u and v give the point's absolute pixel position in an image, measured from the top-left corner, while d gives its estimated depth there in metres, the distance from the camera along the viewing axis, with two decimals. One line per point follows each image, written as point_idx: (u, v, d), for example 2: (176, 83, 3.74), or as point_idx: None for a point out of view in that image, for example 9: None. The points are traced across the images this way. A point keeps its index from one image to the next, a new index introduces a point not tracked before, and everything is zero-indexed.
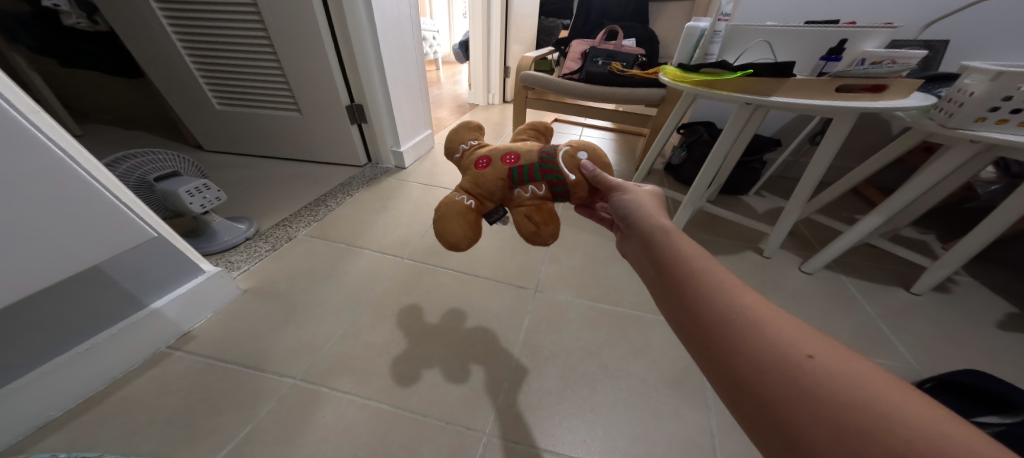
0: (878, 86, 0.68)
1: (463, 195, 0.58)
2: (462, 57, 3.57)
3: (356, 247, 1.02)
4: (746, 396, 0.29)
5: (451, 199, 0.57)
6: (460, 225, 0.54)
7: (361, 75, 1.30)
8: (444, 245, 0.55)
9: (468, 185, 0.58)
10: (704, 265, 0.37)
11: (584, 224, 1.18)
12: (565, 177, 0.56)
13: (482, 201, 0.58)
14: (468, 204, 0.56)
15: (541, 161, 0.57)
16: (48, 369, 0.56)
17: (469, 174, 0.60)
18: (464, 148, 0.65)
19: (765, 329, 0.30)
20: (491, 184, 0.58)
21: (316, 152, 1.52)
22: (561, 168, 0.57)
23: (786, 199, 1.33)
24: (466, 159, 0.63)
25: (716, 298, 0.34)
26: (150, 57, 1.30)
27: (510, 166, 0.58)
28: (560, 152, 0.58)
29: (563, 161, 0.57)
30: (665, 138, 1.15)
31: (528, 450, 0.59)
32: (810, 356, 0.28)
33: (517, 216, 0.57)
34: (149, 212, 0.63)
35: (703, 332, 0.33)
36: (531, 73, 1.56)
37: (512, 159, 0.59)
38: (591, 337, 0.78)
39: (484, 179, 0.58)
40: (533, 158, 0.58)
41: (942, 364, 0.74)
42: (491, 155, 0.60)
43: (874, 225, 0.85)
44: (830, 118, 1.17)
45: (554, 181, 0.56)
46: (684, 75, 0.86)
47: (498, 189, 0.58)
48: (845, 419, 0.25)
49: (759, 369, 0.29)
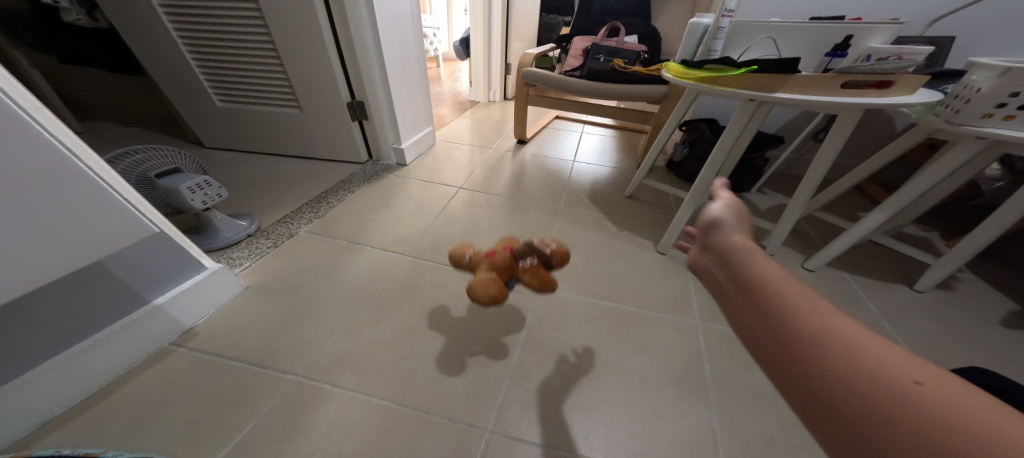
0: (884, 82, 0.67)
1: (484, 272, 0.62)
2: (462, 53, 3.55)
3: (357, 243, 1.02)
4: (836, 418, 0.28)
5: (479, 277, 0.60)
6: (491, 288, 0.58)
7: (362, 71, 1.29)
8: (478, 303, 0.57)
9: (485, 266, 0.63)
10: (787, 288, 0.35)
11: (585, 221, 1.18)
12: (554, 249, 0.68)
13: (497, 273, 0.63)
14: (490, 276, 0.61)
15: (535, 245, 0.68)
16: (51, 365, 0.56)
17: (483, 262, 0.65)
18: (466, 256, 0.69)
19: (867, 352, 0.29)
20: (503, 262, 0.65)
21: (317, 149, 1.52)
22: (548, 245, 0.68)
23: (788, 197, 1.33)
24: (472, 264, 0.68)
25: (802, 323, 0.32)
26: (150, 54, 1.29)
27: (511, 253, 0.67)
28: (543, 243, 0.69)
29: (548, 242, 0.69)
30: (667, 135, 1.15)
31: (530, 447, 0.59)
32: (915, 381, 0.27)
33: (528, 278, 0.64)
34: (151, 208, 0.63)
35: (782, 348, 0.32)
36: (533, 70, 1.55)
37: (510, 249, 0.68)
38: (592, 334, 0.78)
39: (496, 261, 0.64)
40: (528, 246, 0.68)
41: (945, 361, 0.73)
42: (494, 249, 0.68)
43: (878, 222, 0.84)
44: (835, 115, 1.16)
45: (546, 250, 0.67)
46: (686, 71, 0.85)
47: (507, 262, 0.65)
48: (954, 446, 0.23)
49: (851, 396, 0.27)
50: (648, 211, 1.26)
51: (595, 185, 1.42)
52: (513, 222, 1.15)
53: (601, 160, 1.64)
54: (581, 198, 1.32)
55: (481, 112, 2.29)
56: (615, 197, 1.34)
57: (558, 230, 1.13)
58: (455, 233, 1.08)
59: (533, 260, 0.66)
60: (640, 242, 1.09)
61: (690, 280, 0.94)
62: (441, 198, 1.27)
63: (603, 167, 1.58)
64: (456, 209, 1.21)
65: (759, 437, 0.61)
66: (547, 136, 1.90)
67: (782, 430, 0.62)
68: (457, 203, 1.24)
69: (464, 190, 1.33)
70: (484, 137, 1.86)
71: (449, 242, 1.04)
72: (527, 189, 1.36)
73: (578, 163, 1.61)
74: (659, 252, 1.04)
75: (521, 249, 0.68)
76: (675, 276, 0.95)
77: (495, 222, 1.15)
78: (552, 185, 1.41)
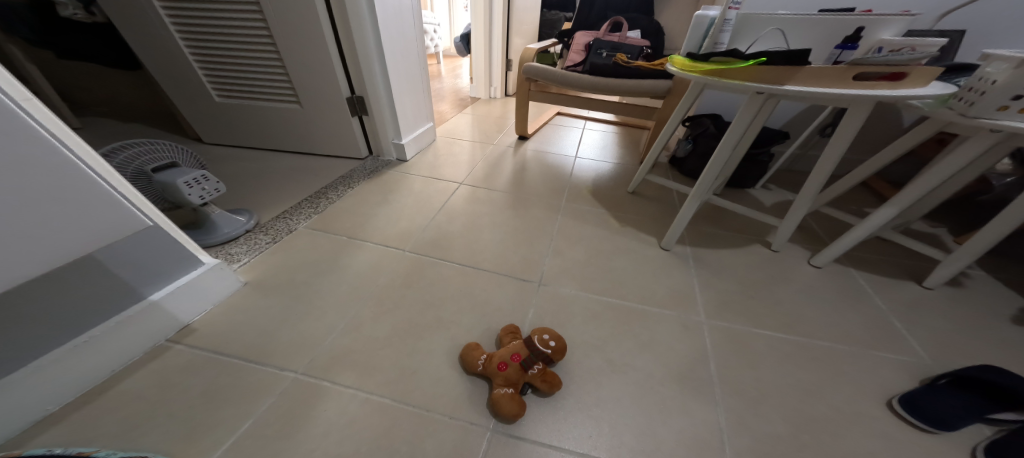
0: (897, 74, 0.66)
1: (503, 389, 0.62)
2: (462, 48, 3.52)
3: (358, 239, 1.01)
4: None
5: (496, 394, 0.61)
6: (517, 411, 0.59)
7: (362, 66, 1.27)
8: (505, 426, 0.59)
9: (500, 380, 0.62)
10: None
11: (588, 217, 1.17)
12: (556, 348, 0.67)
13: (514, 385, 0.62)
14: (510, 393, 0.61)
15: (540, 339, 0.68)
16: (46, 361, 0.55)
17: (499, 377, 0.63)
18: (477, 361, 0.65)
19: None
20: (520, 379, 0.63)
21: (317, 145, 1.50)
22: (551, 341, 0.68)
23: (793, 193, 1.31)
24: (487, 366, 0.64)
25: None
26: (146, 48, 1.27)
27: (522, 360, 0.65)
28: (545, 337, 0.68)
29: (550, 336, 0.68)
30: (670, 130, 1.13)
31: (534, 444, 0.58)
32: None
33: (537, 382, 0.63)
34: (146, 202, 0.62)
35: None
36: (534, 65, 1.53)
37: (520, 358, 0.65)
38: (596, 331, 0.77)
39: (513, 379, 0.63)
40: (535, 340, 0.67)
41: (955, 359, 0.72)
42: (506, 360, 0.64)
43: (887, 218, 0.82)
44: (844, 109, 1.14)
45: (551, 345, 0.67)
46: (692, 64, 0.83)
47: (522, 377, 0.63)
48: None
49: None
50: (652, 207, 1.25)
51: (598, 182, 1.41)
52: (515, 218, 1.14)
53: (603, 156, 1.62)
54: (584, 194, 1.30)
55: (482, 108, 2.27)
56: (618, 193, 1.33)
57: (561, 226, 1.11)
58: (456, 229, 1.07)
59: (543, 356, 0.66)
60: (644, 239, 1.08)
61: (694, 277, 0.93)
62: (441, 194, 1.26)
63: (606, 163, 1.56)
64: (457, 205, 1.19)
65: (767, 436, 0.60)
66: (549, 132, 1.89)
67: (790, 429, 0.61)
68: (457, 199, 1.23)
69: (465, 186, 1.31)
70: (485, 133, 1.85)
71: (450, 238, 1.03)
72: (529, 186, 1.35)
73: (580, 159, 1.60)
74: (663, 248, 1.03)
75: (530, 338, 0.68)
76: (680, 273, 0.94)
77: (497, 218, 1.14)
78: (554, 181, 1.39)
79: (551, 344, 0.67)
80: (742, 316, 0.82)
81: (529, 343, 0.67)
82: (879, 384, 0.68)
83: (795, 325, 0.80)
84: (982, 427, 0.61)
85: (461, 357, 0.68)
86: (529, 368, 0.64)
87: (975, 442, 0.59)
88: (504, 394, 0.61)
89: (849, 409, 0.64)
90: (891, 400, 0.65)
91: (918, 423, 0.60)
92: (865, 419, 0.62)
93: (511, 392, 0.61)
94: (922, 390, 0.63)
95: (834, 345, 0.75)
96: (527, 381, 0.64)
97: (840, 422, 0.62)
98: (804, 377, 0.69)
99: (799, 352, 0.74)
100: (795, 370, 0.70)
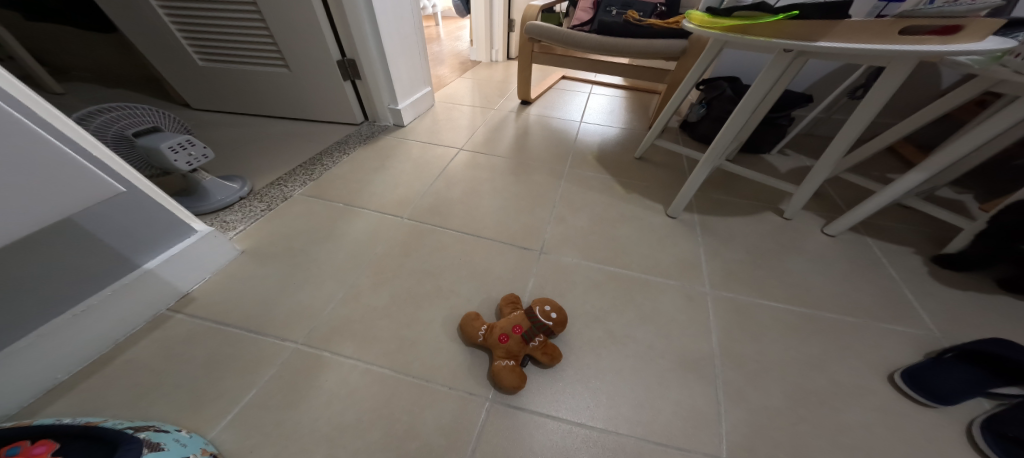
0: (951, 27, 0.56)
1: (505, 362, 0.61)
2: (462, 9, 3.30)
3: (355, 206, 0.98)
4: None
5: (496, 366, 0.60)
6: (517, 380, 0.59)
7: (351, 24, 1.16)
8: (510, 393, 0.59)
9: (500, 353, 0.61)
10: None
11: (592, 184, 1.12)
12: (553, 322, 0.66)
13: (516, 357, 0.62)
14: (512, 365, 0.61)
15: (538, 317, 0.66)
16: (46, 330, 0.54)
17: (500, 348, 0.62)
18: (479, 334, 0.65)
19: None
20: (520, 350, 0.62)
21: (310, 109, 1.42)
22: (549, 317, 0.66)
23: (810, 158, 1.26)
24: (489, 339, 0.63)
25: None
26: (116, 7, 1.16)
27: (520, 334, 0.63)
28: (543, 314, 0.66)
29: (547, 312, 0.66)
30: (683, 94, 1.05)
31: (532, 413, 0.58)
32: None
33: (538, 354, 0.63)
34: (126, 167, 0.58)
35: None
36: (538, 23, 1.40)
37: (518, 330, 0.63)
38: (598, 301, 0.76)
39: (514, 350, 0.62)
40: (532, 314, 0.66)
41: (964, 332, 0.71)
42: (507, 331, 0.63)
43: (914, 184, 0.77)
44: (878, 69, 1.06)
45: (547, 321, 0.65)
46: (713, 19, 0.74)
47: (522, 349, 0.62)
48: None
49: None
50: (660, 174, 1.19)
51: (603, 148, 1.34)
52: (516, 185, 1.10)
53: (609, 121, 1.55)
54: (589, 160, 1.25)
55: (482, 72, 2.14)
56: (624, 159, 1.27)
57: (564, 193, 1.07)
58: (456, 195, 1.03)
59: (543, 327, 0.65)
60: (651, 207, 1.04)
61: (701, 246, 0.90)
62: (440, 159, 1.21)
63: (611, 128, 1.49)
64: (456, 170, 1.15)
65: (766, 409, 0.60)
66: (553, 96, 1.79)
67: (788, 403, 0.61)
68: (456, 164, 1.18)
69: (464, 152, 1.26)
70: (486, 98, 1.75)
71: (449, 205, 1.00)
72: (531, 152, 1.29)
73: (585, 123, 1.53)
74: (669, 216, 1.00)
75: (531, 309, 0.67)
76: (687, 243, 0.91)
77: (498, 184, 1.10)
78: (556, 146, 1.34)
79: (552, 315, 0.66)
80: (747, 287, 0.80)
81: (528, 314, 0.66)
82: (883, 356, 0.67)
83: (803, 296, 0.78)
84: (982, 401, 0.61)
85: (461, 328, 0.67)
86: (529, 341, 0.63)
87: (973, 414, 0.59)
88: (505, 367, 0.60)
89: (850, 382, 0.63)
90: (894, 374, 0.64)
91: (920, 398, 0.60)
92: (866, 392, 0.62)
93: (512, 364, 0.61)
94: (928, 365, 0.62)
95: (842, 318, 0.74)
96: (528, 354, 0.64)
97: (840, 396, 0.62)
98: (808, 350, 0.68)
99: (803, 325, 0.72)
100: (799, 343, 0.69)
